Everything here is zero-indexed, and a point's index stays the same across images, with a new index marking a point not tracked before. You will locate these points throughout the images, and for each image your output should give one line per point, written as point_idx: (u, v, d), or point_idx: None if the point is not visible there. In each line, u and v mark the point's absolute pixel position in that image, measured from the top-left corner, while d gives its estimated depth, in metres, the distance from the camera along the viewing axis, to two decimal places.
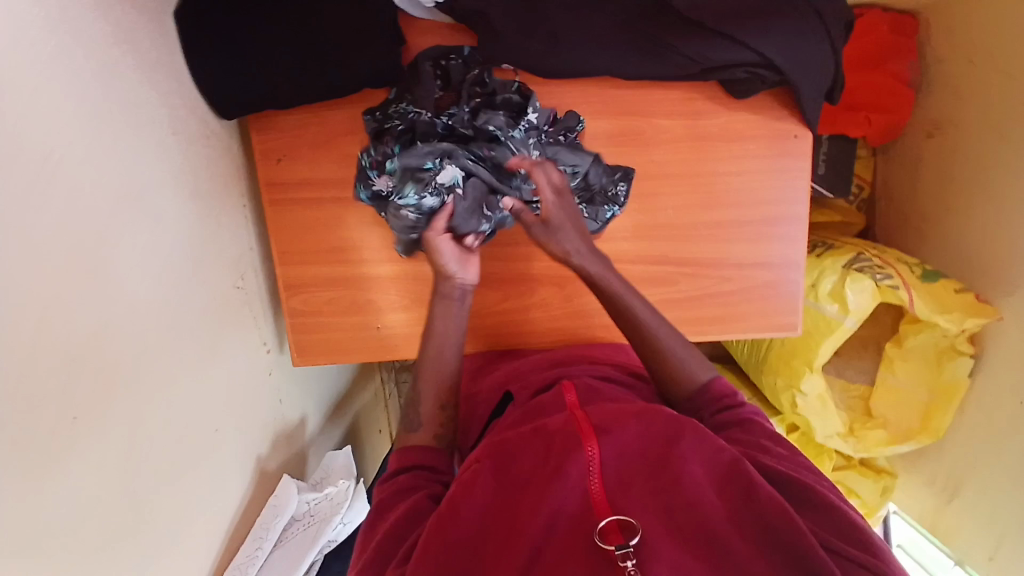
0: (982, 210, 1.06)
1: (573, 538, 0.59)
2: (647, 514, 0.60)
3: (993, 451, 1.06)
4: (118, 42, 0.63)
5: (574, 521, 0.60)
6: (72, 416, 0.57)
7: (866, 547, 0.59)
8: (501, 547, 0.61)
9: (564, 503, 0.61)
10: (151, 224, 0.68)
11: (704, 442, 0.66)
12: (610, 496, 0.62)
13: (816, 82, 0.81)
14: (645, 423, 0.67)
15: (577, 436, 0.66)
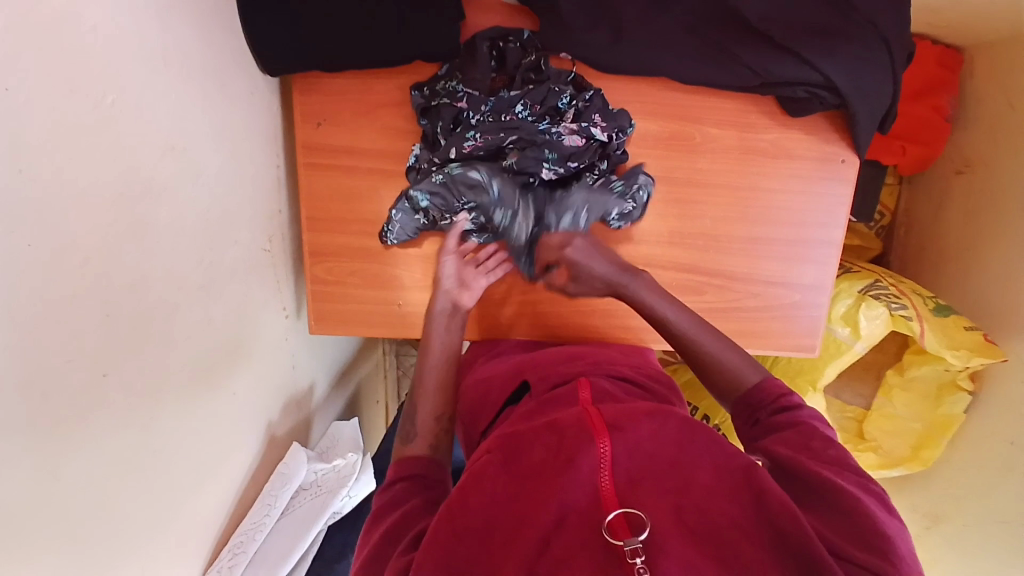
0: (1000, 252, 1.06)
1: (580, 533, 0.54)
2: (657, 508, 0.55)
3: (979, 487, 1.08)
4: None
5: (583, 515, 0.56)
6: (102, 372, 0.56)
7: (899, 558, 0.54)
8: (505, 541, 0.56)
9: (572, 496, 0.57)
10: (192, 178, 0.66)
11: (719, 445, 0.61)
12: (620, 488, 0.57)
13: (873, 109, 0.80)
14: (658, 422, 0.63)
15: (586, 431, 0.62)
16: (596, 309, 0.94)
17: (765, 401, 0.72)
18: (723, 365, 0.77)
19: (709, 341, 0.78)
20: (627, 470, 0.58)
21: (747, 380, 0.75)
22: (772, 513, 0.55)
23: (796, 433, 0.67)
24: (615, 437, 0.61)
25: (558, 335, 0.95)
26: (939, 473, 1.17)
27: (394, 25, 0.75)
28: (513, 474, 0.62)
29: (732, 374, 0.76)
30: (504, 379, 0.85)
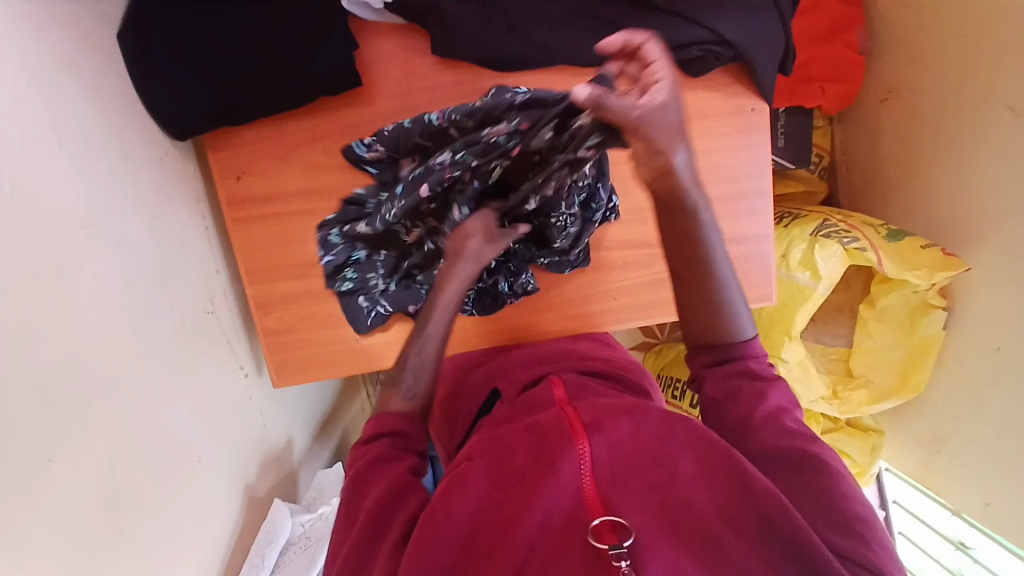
0: (948, 167, 1.06)
1: (565, 541, 0.51)
2: (641, 512, 0.51)
3: (974, 401, 1.07)
4: (62, 67, 0.61)
5: (566, 523, 0.52)
6: (47, 457, 0.54)
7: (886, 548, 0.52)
8: (485, 552, 0.53)
9: (554, 502, 0.53)
10: (113, 251, 0.65)
11: (700, 432, 0.58)
12: (604, 491, 0.53)
13: (771, 55, 0.82)
14: (637, 416, 0.59)
15: (564, 430, 0.58)
16: (551, 303, 0.94)
17: (751, 354, 0.66)
18: (715, 307, 0.65)
19: (714, 240, 0.63)
20: (611, 470, 0.55)
21: (737, 333, 0.67)
22: (759, 503, 0.52)
23: (750, 389, 0.64)
24: (595, 436, 0.56)
25: (522, 337, 0.94)
26: (932, 397, 1.16)
27: (288, 66, 0.76)
28: (494, 481, 0.58)
29: (719, 322, 0.66)
30: (478, 390, 0.84)
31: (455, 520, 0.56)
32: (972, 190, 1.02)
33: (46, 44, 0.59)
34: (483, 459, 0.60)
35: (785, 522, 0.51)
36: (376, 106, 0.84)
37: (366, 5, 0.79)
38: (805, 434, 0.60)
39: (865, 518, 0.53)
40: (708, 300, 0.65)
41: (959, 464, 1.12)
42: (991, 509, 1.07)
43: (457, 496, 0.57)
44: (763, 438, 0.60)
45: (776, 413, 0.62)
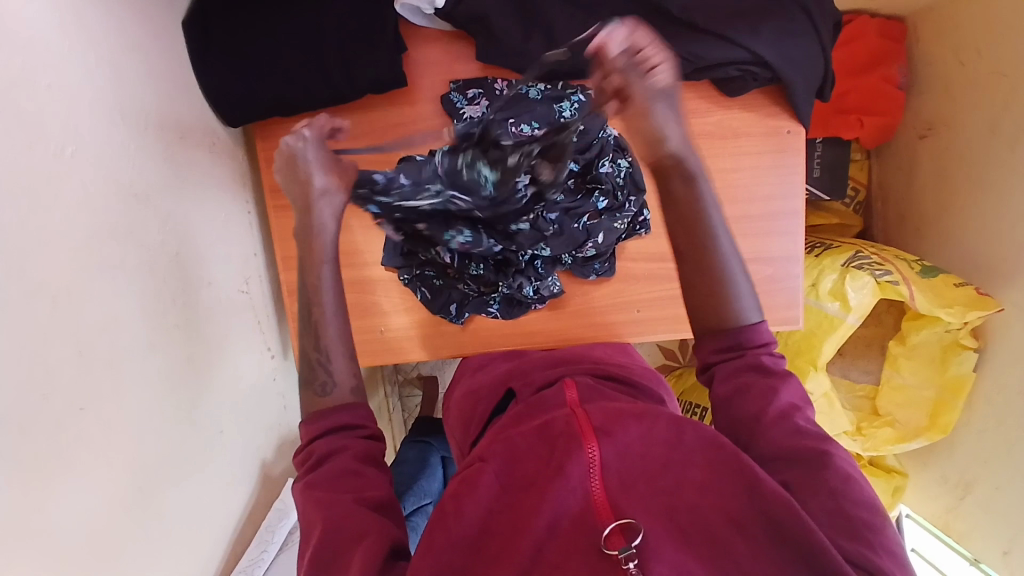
0: (986, 205, 1.05)
1: (574, 542, 0.51)
2: (649, 517, 0.51)
3: (1002, 448, 1.04)
4: (129, 49, 0.65)
5: (575, 525, 0.52)
6: (79, 407, 0.57)
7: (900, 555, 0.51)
8: (497, 551, 0.53)
9: (564, 504, 0.53)
10: (159, 223, 0.69)
11: (709, 437, 0.57)
12: (613, 496, 0.53)
13: (808, 78, 0.83)
14: (647, 421, 0.58)
15: (574, 435, 0.57)
16: (574, 310, 0.95)
17: (757, 343, 0.64)
18: (724, 289, 0.64)
19: (714, 215, 0.63)
20: (620, 475, 0.54)
21: (741, 315, 0.64)
22: (766, 507, 0.51)
23: (761, 383, 0.61)
24: (604, 440, 0.56)
25: (543, 341, 0.95)
26: (959, 440, 1.13)
27: (338, 64, 0.80)
28: (507, 483, 0.58)
29: (727, 305, 0.64)
30: (492, 389, 0.84)
31: (466, 521, 0.55)
32: (1009, 229, 1.00)
33: (113, 26, 0.63)
34: (496, 460, 0.59)
35: (794, 525, 0.50)
36: (419, 106, 0.88)
37: (417, 11, 0.82)
38: (815, 433, 0.58)
39: (870, 521, 0.52)
40: (711, 277, 0.64)
41: (984, 511, 1.08)
42: (1011, 560, 1.03)
43: (468, 496, 0.57)
44: (774, 436, 0.58)
45: (787, 411, 0.60)
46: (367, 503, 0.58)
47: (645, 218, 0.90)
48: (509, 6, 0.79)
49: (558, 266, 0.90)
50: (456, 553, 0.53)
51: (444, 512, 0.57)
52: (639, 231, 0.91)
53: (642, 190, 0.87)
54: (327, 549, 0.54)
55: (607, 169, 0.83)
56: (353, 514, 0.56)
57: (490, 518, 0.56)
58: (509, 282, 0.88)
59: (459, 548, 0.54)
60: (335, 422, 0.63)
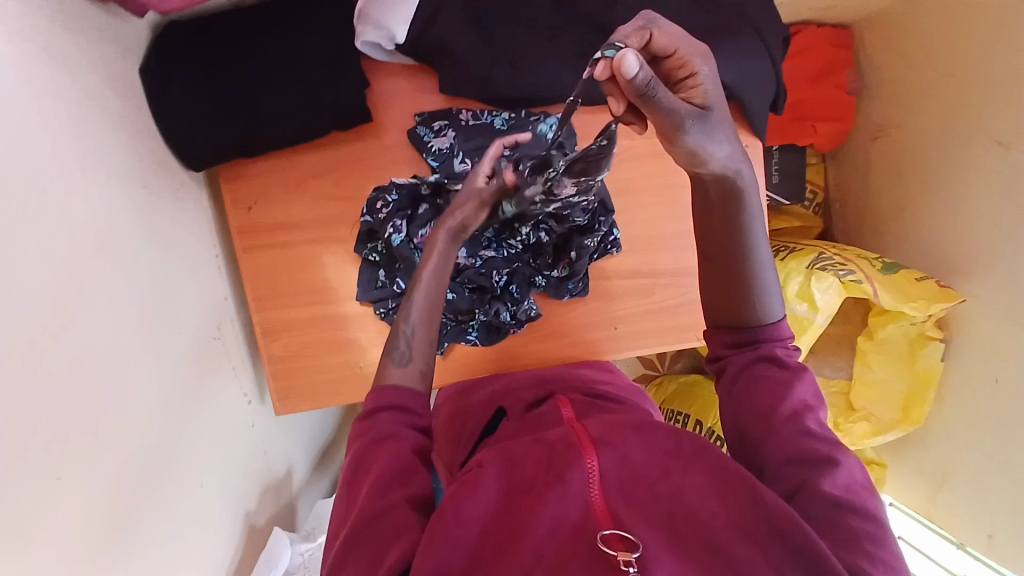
0: (941, 201, 1.09)
1: (575, 549, 0.49)
2: (648, 525, 0.50)
3: (975, 434, 1.07)
4: (89, 100, 0.64)
5: (575, 533, 0.50)
6: (56, 475, 0.55)
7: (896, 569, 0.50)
8: (496, 554, 0.51)
9: (564, 510, 0.52)
10: (127, 276, 0.67)
11: (707, 445, 0.57)
12: (613, 503, 0.52)
13: (761, 94, 0.86)
14: (646, 430, 0.58)
15: (573, 443, 0.57)
16: (553, 332, 0.95)
17: (775, 337, 0.66)
18: (749, 285, 0.66)
19: (753, 222, 0.65)
20: (620, 483, 0.54)
21: (764, 310, 0.67)
22: (767, 514, 0.51)
23: (779, 377, 0.63)
24: (605, 449, 0.56)
25: (525, 365, 0.95)
26: (933, 429, 1.16)
27: (305, 100, 0.80)
28: (506, 489, 0.56)
29: (749, 300, 0.66)
30: (479, 412, 0.83)
31: (465, 527, 0.53)
32: (964, 222, 1.05)
33: (71, 80, 0.62)
34: (493, 464, 0.58)
35: (794, 535, 0.50)
36: (385, 139, 0.88)
37: (378, 47, 0.81)
38: (828, 438, 0.59)
39: (869, 531, 0.52)
40: (737, 281, 0.66)
41: (962, 497, 1.12)
42: (994, 542, 1.06)
43: (466, 499, 0.54)
44: (784, 437, 0.59)
45: (799, 410, 0.61)
46: (414, 500, 0.56)
47: (615, 237, 0.91)
48: (472, 38, 0.80)
49: (533, 289, 0.92)
50: (453, 560, 0.51)
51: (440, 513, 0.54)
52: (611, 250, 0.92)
53: (610, 210, 0.90)
54: (362, 540, 0.53)
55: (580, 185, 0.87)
56: (400, 514, 0.54)
57: (489, 525, 0.53)
58: (486, 308, 0.90)
59: (457, 553, 0.51)
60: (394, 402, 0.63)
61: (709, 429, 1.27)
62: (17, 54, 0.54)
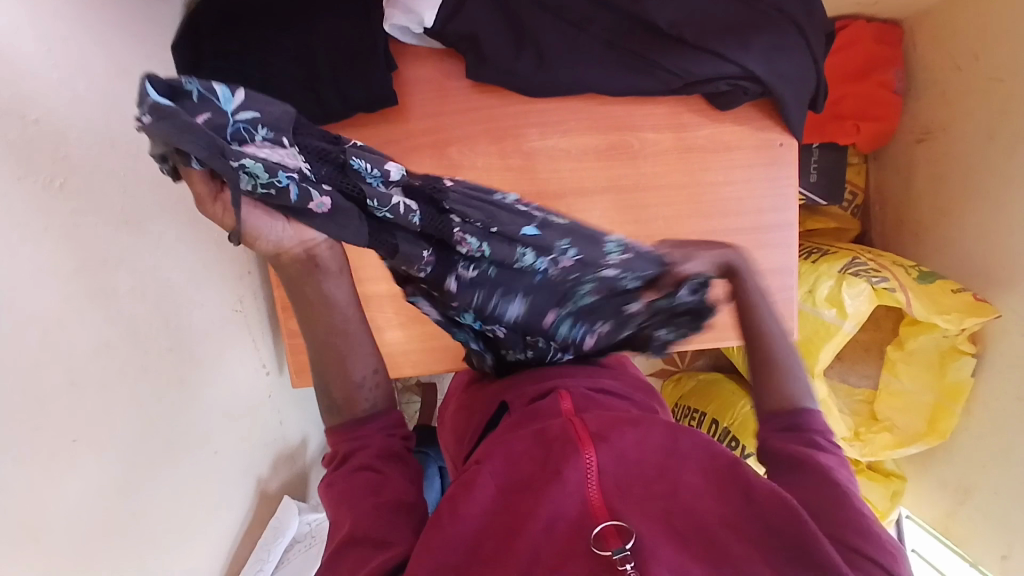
0: (983, 211, 1.04)
1: (572, 545, 0.49)
2: (645, 519, 0.51)
3: (1002, 454, 1.03)
4: (118, 76, 0.66)
5: (574, 528, 0.51)
6: (72, 438, 0.58)
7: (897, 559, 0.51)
8: (494, 549, 0.51)
9: (561, 506, 0.52)
10: (152, 248, 0.69)
11: (703, 445, 0.57)
12: (610, 499, 0.52)
13: (798, 92, 0.83)
14: (643, 428, 0.58)
15: (570, 440, 0.57)
16: None
17: (812, 427, 0.60)
18: (772, 365, 0.64)
19: (761, 300, 0.67)
20: (617, 480, 0.54)
21: (800, 400, 0.62)
22: (766, 512, 0.50)
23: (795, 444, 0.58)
24: (601, 445, 0.56)
25: None
26: (957, 445, 1.13)
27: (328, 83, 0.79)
28: (505, 485, 0.56)
29: (780, 382, 0.63)
30: (486, 402, 0.81)
31: (464, 519, 0.54)
32: (1007, 233, 1.00)
33: (103, 57, 0.64)
34: (493, 459, 0.58)
35: (794, 532, 0.48)
36: (410, 122, 0.88)
37: (407, 30, 0.81)
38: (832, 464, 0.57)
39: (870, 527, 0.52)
40: (757, 358, 0.65)
41: (985, 518, 1.08)
42: (1010, 565, 1.03)
43: (466, 496, 0.55)
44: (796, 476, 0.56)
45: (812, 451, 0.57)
46: (390, 506, 0.56)
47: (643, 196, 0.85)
48: (500, 24, 0.79)
49: None
50: (455, 552, 0.51)
51: (442, 511, 0.55)
52: None
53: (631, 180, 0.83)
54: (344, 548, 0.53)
55: None
56: (378, 519, 0.54)
57: (489, 519, 0.54)
58: None
59: (457, 545, 0.52)
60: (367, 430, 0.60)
61: (724, 429, 1.27)
62: (49, 29, 0.56)
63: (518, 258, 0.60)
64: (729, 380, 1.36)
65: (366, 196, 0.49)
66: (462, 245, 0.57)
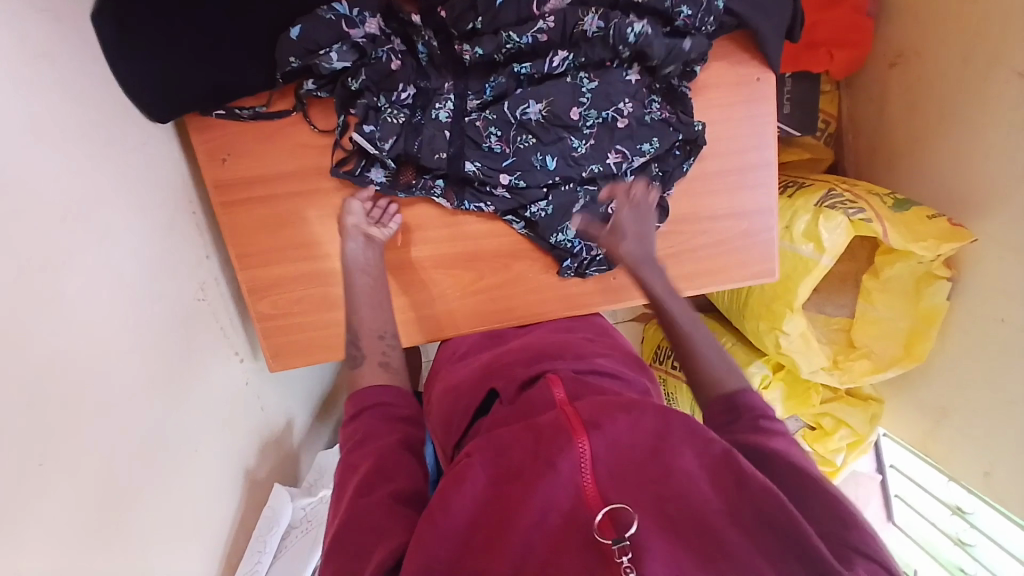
0: (959, 135, 1.03)
1: (566, 537, 0.49)
2: (638, 508, 0.49)
3: (977, 373, 1.06)
4: (43, 51, 0.58)
5: (567, 520, 0.50)
6: (38, 461, 0.54)
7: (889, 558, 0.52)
8: (485, 545, 0.50)
9: (553, 498, 0.51)
10: (97, 243, 0.63)
11: (697, 429, 0.55)
12: (604, 487, 0.51)
13: (774, 20, 0.81)
14: (636, 412, 0.56)
15: (563, 428, 0.55)
16: (550, 282, 0.92)
17: (749, 409, 0.64)
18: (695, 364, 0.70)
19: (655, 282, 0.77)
20: (610, 468, 0.52)
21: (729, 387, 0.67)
22: (764, 509, 0.49)
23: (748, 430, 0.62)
24: (595, 432, 0.54)
25: (521, 316, 0.92)
26: (934, 366, 1.16)
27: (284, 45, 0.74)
28: (496, 476, 0.55)
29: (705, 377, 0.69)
30: (472, 385, 0.77)
31: (454, 515, 0.53)
32: (982, 155, 0.99)
33: (24, 31, 0.56)
34: (482, 453, 0.57)
35: (792, 530, 0.48)
36: None
37: None
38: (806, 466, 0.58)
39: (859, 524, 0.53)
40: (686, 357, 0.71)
41: (963, 434, 1.12)
42: (992, 478, 1.08)
43: (456, 492, 0.54)
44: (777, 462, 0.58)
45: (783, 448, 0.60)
46: (396, 497, 0.59)
47: (700, 132, 0.86)
48: None
49: None
50: (445, 547, 0.51)
51: (432, 507, 0.54)
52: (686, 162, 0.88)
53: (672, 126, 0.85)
54: (347, 535, 0.56)
55: (659, 111, 0.85)
56: (387, 508, 0.57)
57: (480, 512, 0.53)
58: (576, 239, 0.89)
59: (446, 541, 0.52)
60: (379, 400, 0.70)
61: None
62: None
63: (506, 43, 0.77)
64: (709, 320, 1.37)
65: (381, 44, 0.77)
66: (442, 10, 0.76)
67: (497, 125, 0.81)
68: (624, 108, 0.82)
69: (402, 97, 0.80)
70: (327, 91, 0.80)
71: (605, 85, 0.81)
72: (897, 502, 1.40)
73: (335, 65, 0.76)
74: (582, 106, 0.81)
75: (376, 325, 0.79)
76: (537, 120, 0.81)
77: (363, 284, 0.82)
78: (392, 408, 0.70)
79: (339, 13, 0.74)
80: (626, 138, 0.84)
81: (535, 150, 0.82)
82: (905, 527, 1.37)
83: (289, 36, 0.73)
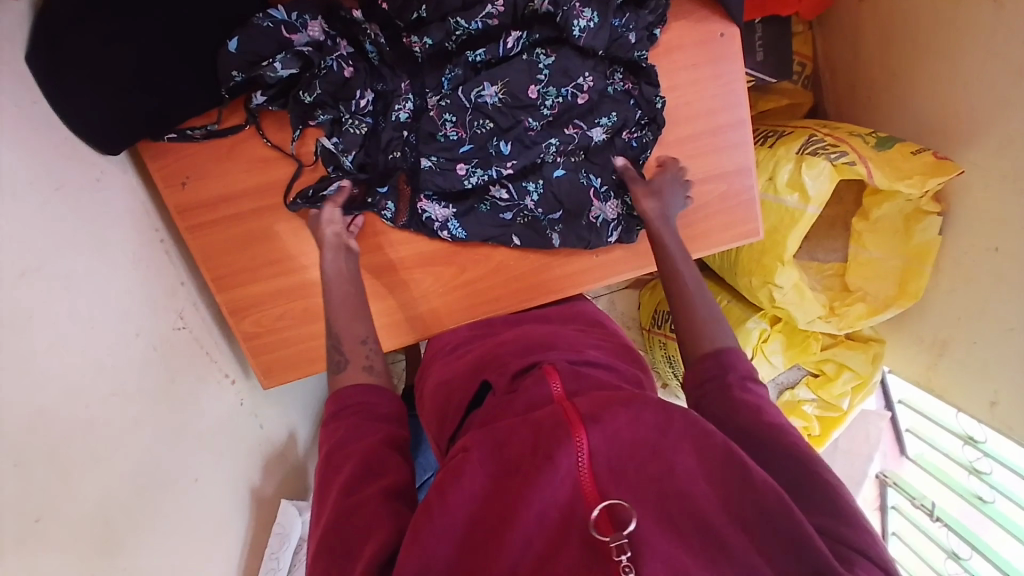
0: (933, 66, 1.01)
1: (563, 537, 0.48)
2: (638, 505, 0.49)
3: (974, 307, 1.05)
4: None
5: (565, 516, 0.49)
6: (34, 518, 0.54)
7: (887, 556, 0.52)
8: (483, 544, 0.50)
9: (551, 496, 0.50)
10: (62, 291, 0.62)
11: (697, 422, 0.54)
12: (601, 484, 0.50)
13: None
14: (636, 406, 0.55)
15: (561, 422, 0.54)
16: (533, 267, 0.90)
17: (731, 366, 0.68)
18: (685, 319, 0.74)
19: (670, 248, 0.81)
20: (608, 462, 0.51)
21: (716, 343, 0.70)
22: (763, 500, 0.49)
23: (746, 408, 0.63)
24: (593, 427, 0.52)
25: (506, 305, 0.91)
26: (932, 302, 1.14)
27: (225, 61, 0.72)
28: (493, 473, 0.54)
29: (694, 333, 0.72)
30: (465, 378, 0.75)
31: (452, 514, 0.52)
32: (961, 82, 0.96)
33: None
34: (480, 448, 0.56)
35: (794, 526, 0.48)
36: None
37: None
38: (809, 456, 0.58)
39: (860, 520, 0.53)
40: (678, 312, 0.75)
41: (964, 368, 1.12)
42: (997, 408, 1.08)
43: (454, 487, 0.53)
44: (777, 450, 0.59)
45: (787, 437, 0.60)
46: (390, 494, 0.58)
47: (661, 107, 0.83)
48: None
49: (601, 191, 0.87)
50: (444, 548, 0.51)
51: (426, 504, 0.53)
52: (648, 133, 0.85)
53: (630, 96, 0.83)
54: (339, 542, 0.55)
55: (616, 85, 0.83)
56: (382, 510, 0.56)
57: (478, 511, 0.52)
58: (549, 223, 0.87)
59: (443, 537, 0.51)
60: (362, 398, 0.67)
61: None
62: None
63: (455, 30, 0.75)
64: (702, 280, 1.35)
65: (327, 47, 0.75)
66: (382, 2, 0.75)
67: (452, 112, 0.79)
68: (584, 82, 0.80)
69: (360, 105, 0.78)
70: (279, 104, 0.78)
71: (562, 62, 0.78)
72: (908, 436, 1.43)
73: (281, 74, 0.74)
74: (538, 83, 0.78)
75: (359, 332, 0.73)
76: (494, 103, 0.79)
77: (343, 293, 0.77)
78: (375, 406, 0.67)
79: (280, 22, 0.72)
80: (586, 114, 0.83)
81: (499, 133, 0.81)
82: (920, 461, 1.40)
83: (227, 49, 0.71)
